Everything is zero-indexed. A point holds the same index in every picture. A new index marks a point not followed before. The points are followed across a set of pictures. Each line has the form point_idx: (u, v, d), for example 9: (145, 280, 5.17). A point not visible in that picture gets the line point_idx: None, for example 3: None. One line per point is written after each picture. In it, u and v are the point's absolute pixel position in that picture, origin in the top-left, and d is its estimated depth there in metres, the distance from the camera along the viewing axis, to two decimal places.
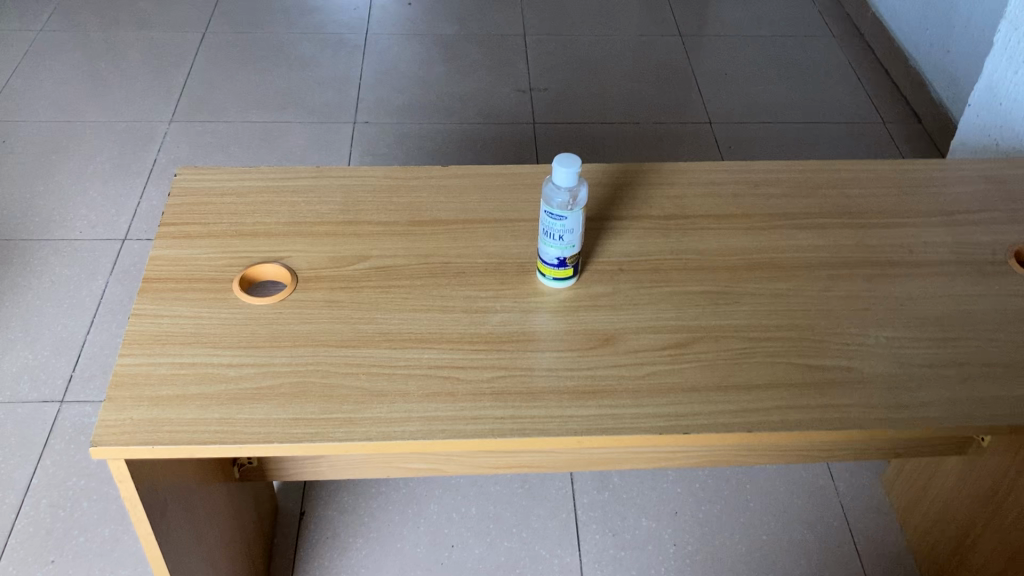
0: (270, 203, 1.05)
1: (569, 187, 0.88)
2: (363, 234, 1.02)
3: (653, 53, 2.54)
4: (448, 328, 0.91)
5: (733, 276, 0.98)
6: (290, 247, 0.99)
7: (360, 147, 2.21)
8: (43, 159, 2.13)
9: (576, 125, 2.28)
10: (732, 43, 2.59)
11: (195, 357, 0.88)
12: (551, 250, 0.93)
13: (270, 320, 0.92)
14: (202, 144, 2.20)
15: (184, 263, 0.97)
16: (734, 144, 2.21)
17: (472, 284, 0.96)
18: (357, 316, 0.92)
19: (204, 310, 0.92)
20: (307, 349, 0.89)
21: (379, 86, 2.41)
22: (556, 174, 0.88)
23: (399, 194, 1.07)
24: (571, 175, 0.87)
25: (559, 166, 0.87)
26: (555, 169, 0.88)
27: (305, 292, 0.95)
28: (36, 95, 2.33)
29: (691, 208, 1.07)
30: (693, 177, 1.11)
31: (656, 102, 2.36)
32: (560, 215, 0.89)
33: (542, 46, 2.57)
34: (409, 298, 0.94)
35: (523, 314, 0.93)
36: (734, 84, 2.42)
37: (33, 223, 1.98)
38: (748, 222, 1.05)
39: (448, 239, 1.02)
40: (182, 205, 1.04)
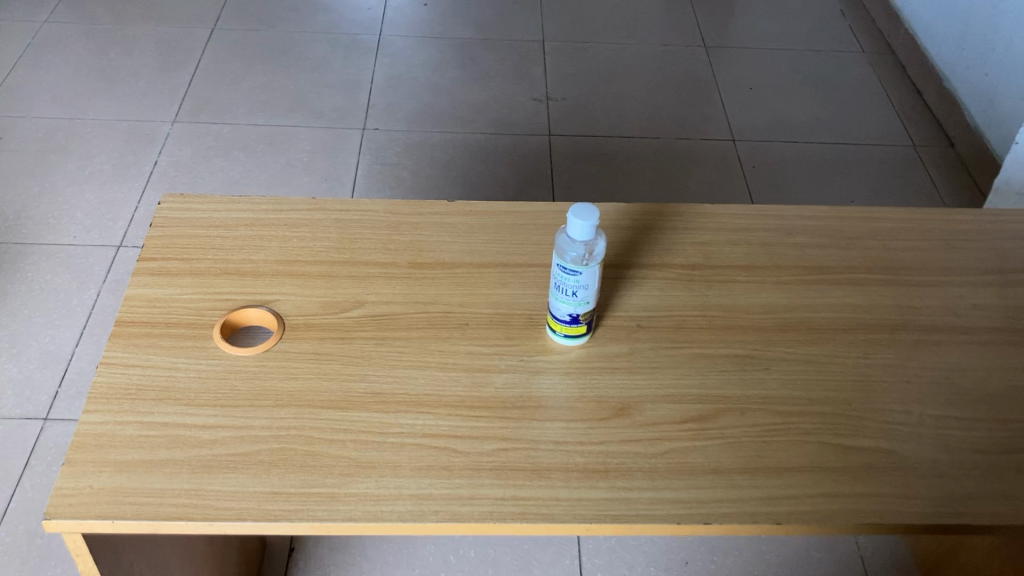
0: (259, 238, 0.96)
1: (585, 241, 0.79)
2: (358, 276, 0.93)
3: (675, 64, 2.45)
4: (447, 389, 0.83)
5: (762, 338, 0.89)
6: (278, 290, 0.91)
7: (369, 155, 2.12)
8: (39, 158, 2.06)
9: (594, 139, 2.19)
10: (759, 56, 2.49)
11: (167, 415, 0.79)
12: (562, 305, 0.85)
13: (252, 374, 0.83)
14: (205, 147, 2.12)
15: (162, 305, 0.89)
16: (759, 164, 2.11)
17: (475, 338, 0.88)
18: (348, 372, 0.84)
19: (180, 360, 0.84)
20: (290, 409, 0.81)
21: (390, 91, 2.32)
22: (570, 226, 0.79)
23: (399, 232, 0.99)
24: (587, 229, 0.78)
25: (574, 217, 0.78)
26: (569, 221, 0.79)
27: (292, 342, 0.86)
28: (37, 90, 2.26)
29: (716, 257, 0.98)
30: (719, 223, 1.03)
31: (678, 116, 2.26)
32: (574, 270, 0.80)
33: (561, 53, 2.48)
34: (405, 353, 0.86)
35: (530, 376, 0.85)
36: (760, 100, 2.32)
37: (25, 226, 1.90)
38: (779, 276, 0.96)
39: (452, 285, 0.93)
40: (164, 238, 0.96)
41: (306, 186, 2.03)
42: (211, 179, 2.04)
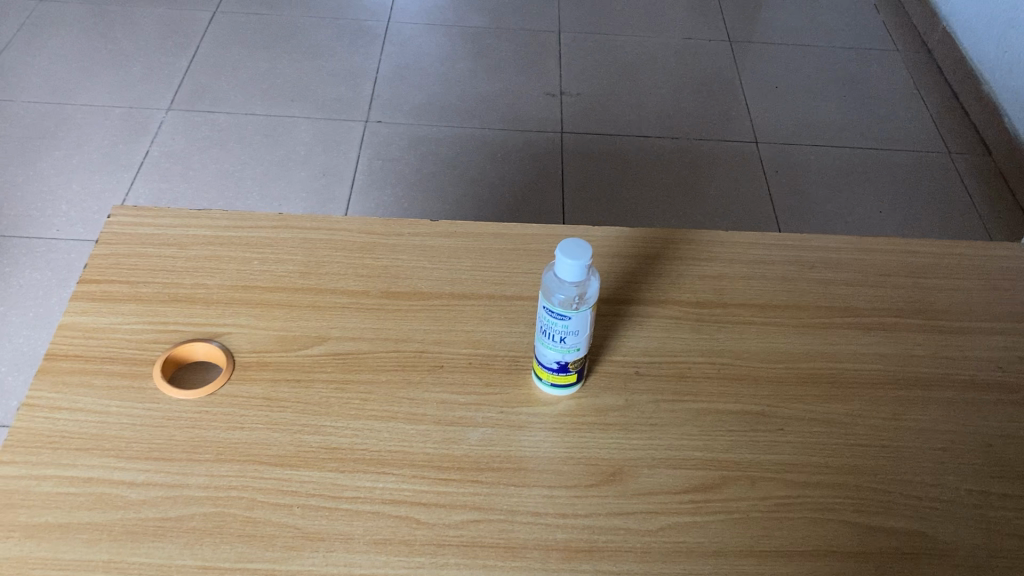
0: (215, 260, 0.86)
1: (576, 282, 0.68)
2: (323, 306, 0.83)
3: (697, 59, 2.32)
4: (413, 446, 0.73)
5: (777, 393, 0.78)
6: (230, 322, 0.81)
7: (371, 149, 2.01)
8: (26, 146, 1.97)
9: (608, 137, 2.07)
10: (785, 53, 2.36)
11: (92, 470, 0.69)
12: (548, 351, 0.74)
13: (193, 422, 0.73)
14: (200, 137, 2.02)
15: (99, 337, 0.79)
16: (783, 168, 1.99)
17: (450, 385, 0.77)
18: (301, 422, 0.74)
19: (113, 404, 0.74)
20: (233, 465, 0.71)
21: (396, 82, 2.21)
22: (558, 265, 0.68)
23: (373, 255, 0.88)
24: (578, 269, 0.67)
25: (562, 256, 0.67)
26: (556, 258, 0.68)
27: (242, 384, 0.76)
28: (28, 72, 2.16)
29: (729, 294, 0.87)
30: (733, 253, 0.92)
31: (698, 114, 2.14)
32: (562, 315, 0.69)
33: (577, 45, 2.36)
34: (368, 401, 0.76)
35: (510, 431, 0.74)
36: (786, 100, 2.19)
37: (8, 217, 1.81)
38: (799, 318, 0.85)
39: (428, 319, 0.82)
40: (110, 257, 0.86)
41: (303, 181, 1.93)
42: (204, 172, 1.94)
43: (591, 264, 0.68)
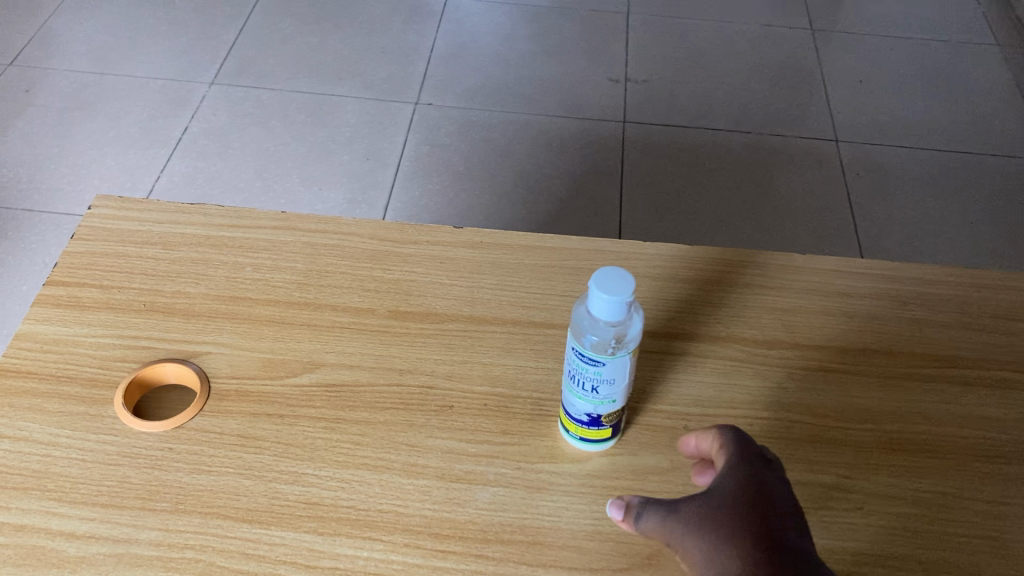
0: (203, 264, 0.75)
1: (613, 323, 0.54)
2: (319, 325, 0.71)
3: (775, 47, 2.14)
4: (408, 506, 0.60)
5: (856, 463, 0.64)
6: (210, 340, 0.69)
7: (419, 133, 1.89)
8: (64, 117, 1.89)
9: (674, 128, 1.91)
10: (873, 45, 2.17)
11: (28, 515, 0.59)
12: (578, 401, 0.61)
13: (153, 461, 0.62)
14: (242, 114, 1.92)
15: (60, 352, 0.68)
16: (865, 171, 1.81)
17: (459, 431, 0.65)
18: (279, 468, 0.62)
19: (63, 434, 0.63)
20: (191, 518, 0.59)
21: (451, 62, 2.08)
22: (590, 302, 0.54)
23: (384, 266, 0.76)
24: (616, 308, 0.53)
25: (596, 291, 0.53)
26: (588, 293, 0.54)
27: (215, 417, 0.65)
28: (74, 40, 2.09)
29: (802, 333, 0.73)
30: (810, 282, 0.77)
31: (773, 106, 1.97)
32: (595, 360, 0.56)
33: (646, 29, 2.20)
34: (361, 446, 0.63)
35: (527, 494, 0.61)
36: (872, 96, 2.01)
37: (38, 191, 1.74)
38: (886, 367, 0.70)
39: (440, 347, 0.70)
40: (85, 255, 0.75)
41: (345, 165, 1.81)
42: (243, 151, 1.84)
43: (632, 303, 0.54)
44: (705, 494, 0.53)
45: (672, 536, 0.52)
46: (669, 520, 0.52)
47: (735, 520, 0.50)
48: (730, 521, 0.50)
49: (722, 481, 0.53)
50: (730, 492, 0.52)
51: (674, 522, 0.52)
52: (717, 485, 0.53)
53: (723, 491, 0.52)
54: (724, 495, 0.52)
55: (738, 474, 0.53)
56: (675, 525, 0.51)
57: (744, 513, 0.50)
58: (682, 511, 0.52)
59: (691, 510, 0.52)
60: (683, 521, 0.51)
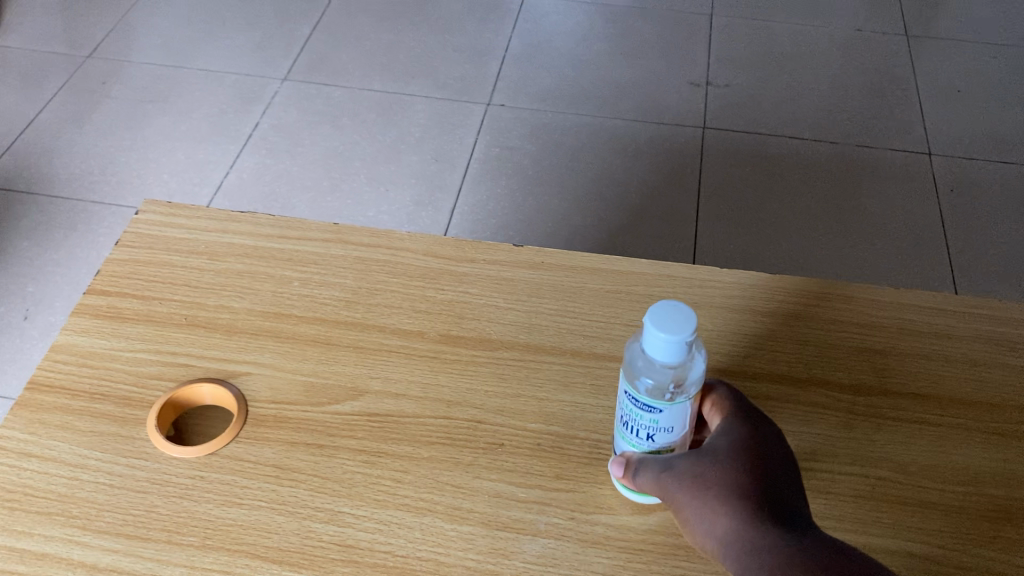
0: (249, 276, 0.71)
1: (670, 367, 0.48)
2: (365, 348, 0.66)
3: (867, 54, 2.03)
4: (451, 555, 0.55)
5: (955, 531, 0.57)
6: (250, 360, 0.65)
7: (489, 135, 1.84)
8: (138, 110, 1.90)
9: (755, 135, 1.82)
10: (972, 53, 2.05)
11: (49, 543, 0.55)
12: (633, 449, 0.55)
13: (183, 491, 0.58)
14: (313, 112, 1.90)
15: (95, 366, 0.65)
16: (959, 187, 1.69)
17: (509, 473, 0.60)
18: (314, 505, 0.58)
19: (91, 457, 0.60)
20: (218, 555, 0.55)
21: (525, 62, 2.03)
22: (643, 340, 0.48)
23: (437, 286, 0.71)
24: (674, 350, 0.47)
25: (649, 330, 0.47)
26: (642, 332, 0.48)
27: (250, 445, 0.61)
28: (152, 34, 2.11)
29: (894, 378, 0.66)
30: (904, 321, 0.70)
31: (862, 116, 1.86)
32: (650, 406, 0.51)
33: (729, 32, 2.11)
34: (402, 485, 0.59)
35: (581, 548, 0.56)
36: (970, 107, 1.89)
37: (108, 183, 1.75)
38: (990, 421, 0.63)
39: (493, 377, 0.65)
40: (128, 263, 0.72)
41: (413, 166, 1.78)
42: (311, 149, 1.82)
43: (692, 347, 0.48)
44: (701, 449, 0.51)
45: (666, 492, 0.50)
46: (663, 473, 0.50)
47: (733, 474, 0.48)
48: (727, 475, 0.48)
49: (720, 436, 0.51)
50: (727, 445, 0.50)
51: (668, 476, 0.50)
52: (715, 441, 0.51)
53: (718, 444, 0.50)
54: (721, 448, 0.50)
55: (736, 427, 0.51)
56: (669, 479, 0.50)
57: (742, 467, 0.48)
58: (678, 467, 0.50)
59: (687, 463, 0.50)
60: (677, 476, 0.49)
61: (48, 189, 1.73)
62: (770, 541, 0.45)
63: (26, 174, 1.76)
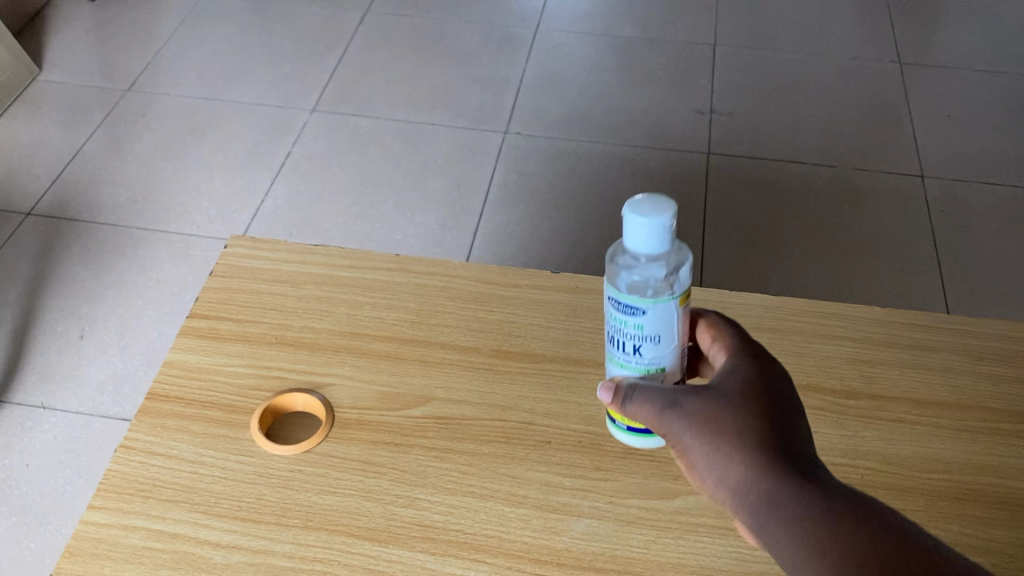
0: (327, 302, 0.83)
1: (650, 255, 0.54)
2: (430, 362, 0.78)
3: (865, 80, 2.13)
4: (511, 533, 0.67)
5: (929, 510, 0.68)
6: (333, 373, 0.77)
7: (508, 161, 1.95)
8: (176, 141, 2.00)
9: (758, 161, 1.92)
10: (964, 75, 2.14)
11: (178, 525, 0.67)
12: (623, 370, 0.61)
13: (285, 482, 0.70)
14: (341, 141, 2.00)
15: (203, 378, 0.76)
16: (950, 208, 1.80)
17: (556, 465, 0.71)
18: (396, 493, 0.69)
19: (207, 454, 0.71)
20: (320, 534, 0.66)
21: (540, 91, 2.13)
22: (626, 230, 0.54)
23: (488, 308, 0.83)
24: (653, 235, 0.53)
25: (630, 216, 0.53)
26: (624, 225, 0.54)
27: (338, 443, 0.72)
28: (186, 66, 2.20)
29: (880, 384, 0.77)
30: (889, 336, 0.81)
31: (860, 141, 1.96)
32: (634, 308, 0.56)
33: (732, 61, 2.20)
34: (467, 475, 0.70)
35: (618, 526, 0.67)
36: (963, 130, 1.98)
37: (153, 211, 1.83)
38: (960, 420, 0.74)
39: (539, 386, 0.77)
40: (222, 291, 0.84)
41: (437, 192, 1.88)
42: (341, 177, 1.92)
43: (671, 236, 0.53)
44: (706, 390, 0.56)
45: (673, 428, 0.55)
46: (665, 408, 0.55)
47: (742, 421, 0.54)
48: (736, 421, 0.54)
49: (724, 380, 0.56)
50: (732, 390, 0.55)
51: (675, 413, 0.55)
52: (720, 384, 0.56)
53: (725, 388, 0.56)
54: (726, 392, 0.55)
55: (740, 372, 0.57)
56: (677, 418, 0.55)
57: (749, 412, 0.54)
58: (686, 407, 0.55)
59: (695, 404, 0.55)
60: (686, 417, 0.54)
61: (96, 217, 1.82)
62: (780, 486, 0.51)
63: (75, 203, 1.85)
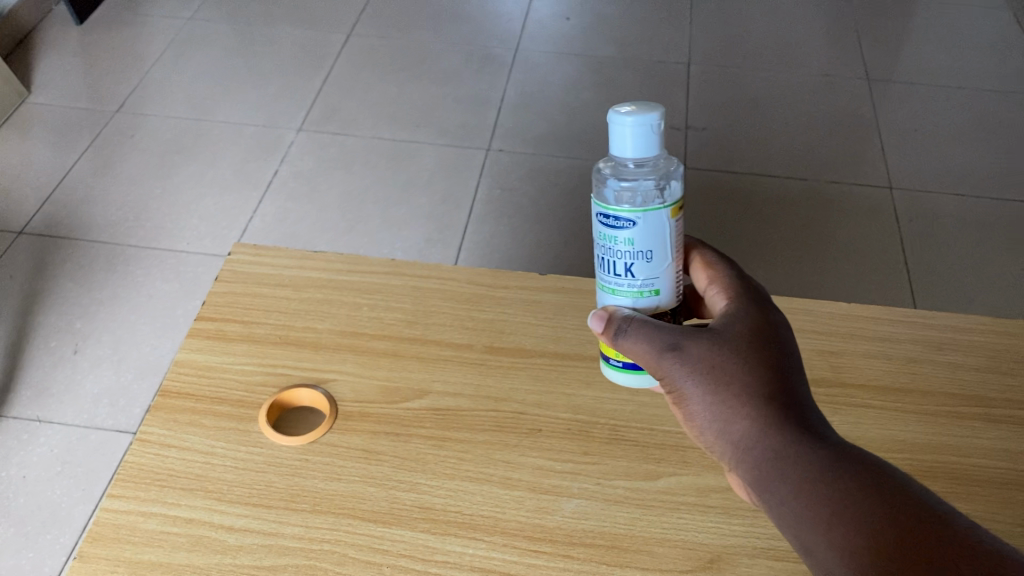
0: (327, 304, 0.88)
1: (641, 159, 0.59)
2: (427, 358, 0.83)
3: (834, 97, 2.20)
4: (506, 512, 0.72)
5: None
6: (335, 369, 0.82)
7: (491, 178, 1.99)
8: (165, 160, 1.99)
9: (733, 174, 1.98)
10: (929, 93, 2.21)
11: (193, 510, 0.71)
12: (616, 298, 0.64)
13: (293, 469, 0.74)
14: (327, 159, 2.02)
15: (211, 376, 0.81)
16: (918, 217, 1.86)
17: (547, 450, 0.76)
18: (397, 478, 0.74)
19: (218, 445, 0.76)
20: (327, 517, 0.71)
21: (521, 110, 2.18)
22: (614, 136, 0.59)
23: (480, 308, 0.88)
24: (642, 139, 0.58)
25: (617, 120, 0.58)
26: (613, 133, 0.59)
27: (342, 433, 0.77)
28: (172, 87, 2.20)
29: (845, 373, 0.83)
30: (854, 328, 0.87)
31: (831, 156, 2.03)
32: (625, 220, 0.60)
33: (707, 79, 2.26)
34: (464, 461, 0.75)
35: (605, 505, 0.72)
36: (929, 143, 2.05)
37: (142, 228, 1.82)
38: (920, 404, 0.80)
39: (529, 378, 0.82)
40: (227, 295, 0.88)
41: (423, 207, 1.91)
42: (328, 194, 1.93)
43: (660, 139, 0.59)
44: (706, 336, 0.60)
45: (671, 371, 0.59)
46: (658, 348, 0.59)
47: (738, 369, 0.58)
48: (733, 369, 0.58)
49: (724, 329, 0.60)
50: (731, 338, 0.59)
51: (674, 357, 0.59)
52: (720, 331, 0.60)
53: (724, 335, 0.60)
54: (725, 338, 0.59)
55: (737, 323, 0.61)
56: (677, 361, 0.59)
57: (746, 361, 0.58)
58: (685, 353, 0.59)
59: (694, 350, 0.59)
60: (686, 362, 0.59)
61: (85, 235, 1.80)
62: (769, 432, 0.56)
63: (63, 221, 1.83)
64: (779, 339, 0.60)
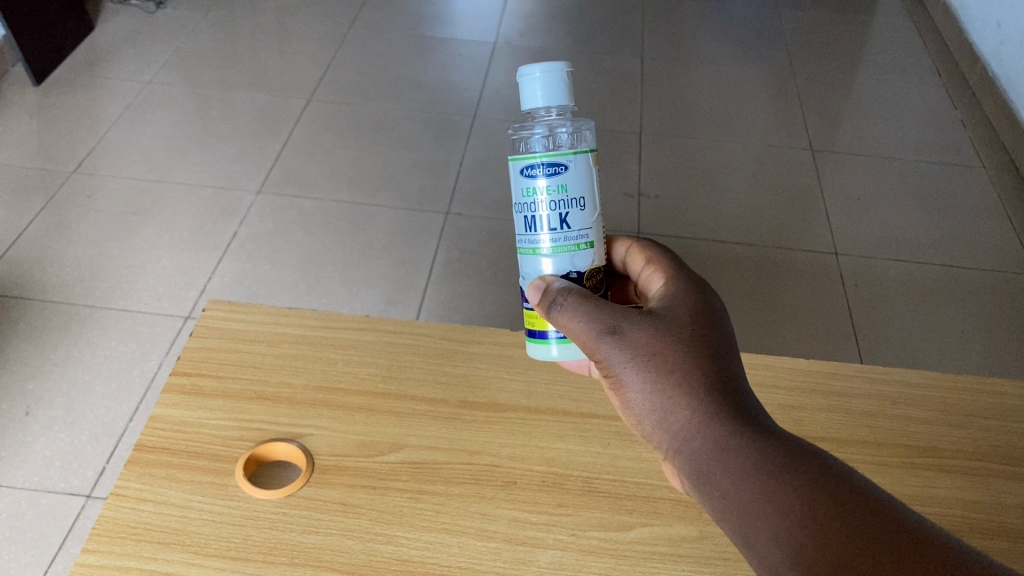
0: (303, 360, 0.89)
1: (554, 105, 0.67)
2: (402, 412, 0.85)
3: (779, 166, 2.28)
4: (483, 564, 0.72)
5: None
6: (312, 424, 0.83)
7: (449, 242, 2.02)
8: (123, 221, 1.98)
9: (684, 239, 2.03)
10: (869, 164, 2.31)
11: (170, 564, 0.71)
12: (549, 256, 0.69)
13: (271, 522, 0.74)
14: (285, 221, 2.03)
15: (187, 432, 0.81)
16: (862, 281, 1.92)
17: (521, 502, 0.78)
18: (374, 530, 0.74)
19: (194, 499, 0.76)
20: (305, 570, 0.71)
21: (478, 176, 2.22)
22: (531, 92, 0.67)
23: (453, 363, 0.90)
24: (553, 85, 0.66)
25: (529, 74, 0.67)
26: (530, 91, 0.67)
27: (319, 486, 0.77)
28: (131, 149, 2.20)
29: (806, 426, 0.86)
30: (813, 383, 0.91)
31: (778, 223, 2.09)
32: (558, 166, 0.66)
33: (659, 148, 2.33)
34: (441, 513, 0.76)
35: (580, 556, 0.74)
36: (869, 211, 2.14)
37: (99, 289, 1.80)
38: (878, 456, 0.84)
39: (503, 432, 0.84)
40: (202, 350, 0.89)
41: (381, 269, 1.93)
42: (287, 255, 1.94)
43: (568, 89, 0.68)
44: (645, 323, 0.65)
45: (609, 352, 0.65)
46: (587, 322, 0.65)
47: (672, 357, 0.63)
48: (667, 356, 0.63)
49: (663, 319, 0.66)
50: (669, 329, 0.65)
51: (612, 341, 0.65)
52: (660, 321, 0.65)
53: (663, 326, 0.65)
54: (665, 329, 0.65)
55: (678, 316, 0.66)
56: (615, 345, 0.64)
57: (682, 350, 0.63)
58: (622, 336, 0.64)
59: (631, 335, 0.64)
60: (622, 346, 0.64)
61: (39, 295, 1.78)
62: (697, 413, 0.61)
63: (18, 281, 1.80)
64: (716, 332, 0.66)
